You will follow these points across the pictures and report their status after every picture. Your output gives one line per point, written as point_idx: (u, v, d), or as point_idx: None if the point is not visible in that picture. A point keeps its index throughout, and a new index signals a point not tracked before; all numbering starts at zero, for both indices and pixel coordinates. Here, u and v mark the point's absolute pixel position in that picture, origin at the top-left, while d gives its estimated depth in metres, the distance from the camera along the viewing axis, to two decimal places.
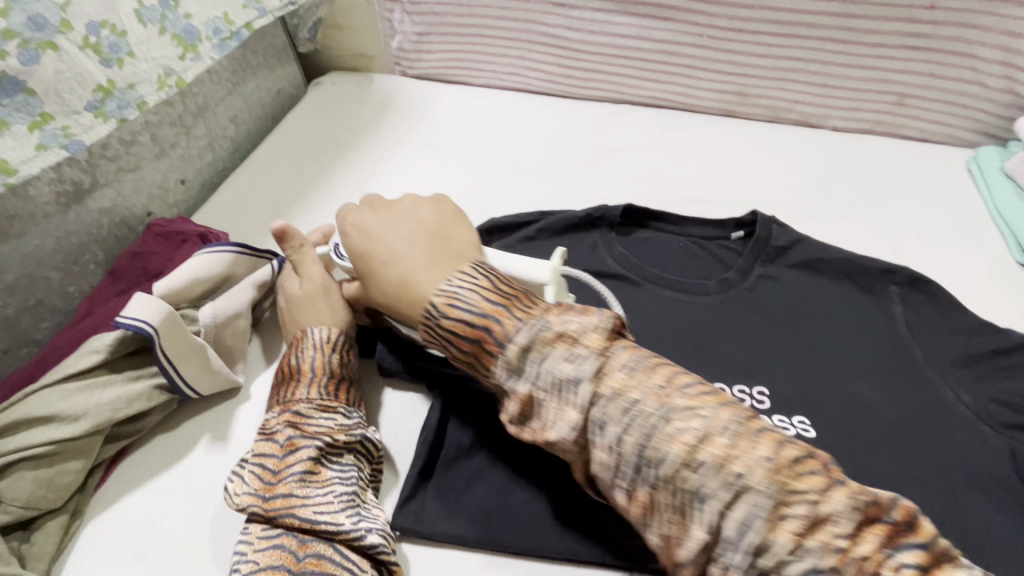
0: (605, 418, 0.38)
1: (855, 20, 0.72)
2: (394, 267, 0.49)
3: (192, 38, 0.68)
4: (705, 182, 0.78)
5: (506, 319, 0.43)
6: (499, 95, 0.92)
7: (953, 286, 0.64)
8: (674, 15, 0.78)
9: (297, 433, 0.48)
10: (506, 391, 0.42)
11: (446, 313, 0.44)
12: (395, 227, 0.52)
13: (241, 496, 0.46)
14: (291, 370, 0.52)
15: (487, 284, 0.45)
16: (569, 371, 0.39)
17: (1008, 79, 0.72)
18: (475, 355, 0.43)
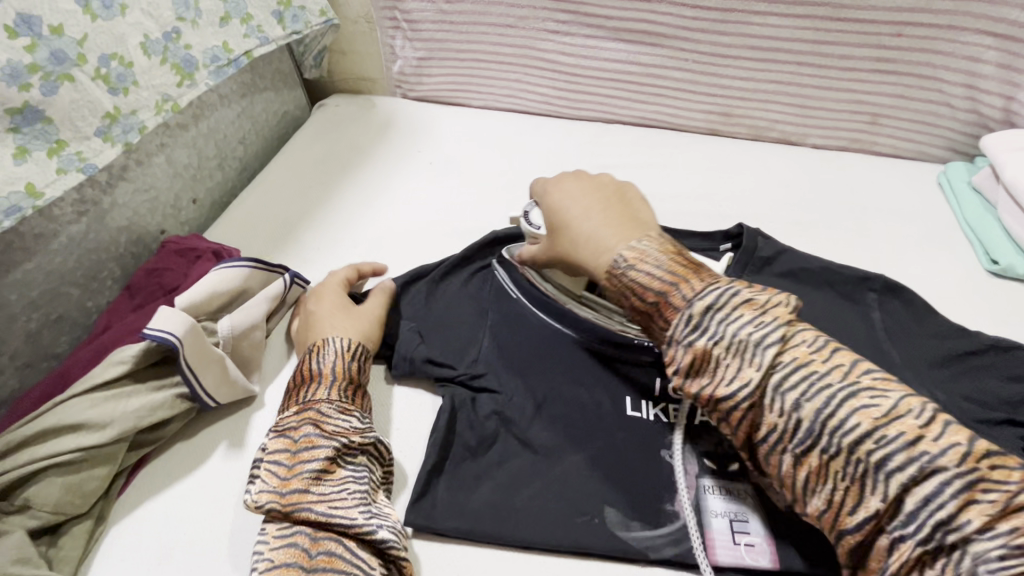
0: (712, 337, 0.44)
1: (829, 46, 0.77)
2: (582, 226, 0.55)
3: (189, 67, 0.71)
4: (694, 197, 0.82)
5: (690, 283, 0.48)
6: (497, 116, 0.97)
7: (927, 292, 0.69)
8: (661, 42, 0.82)
9: (316, 431, 0.51)
10: (677, 345, 0.46)
11: (635, 265, 0.50)
12: (583, 194, 0.58)
13: (259, 493, 0.48)
14: (306, 374, 0.55)
15: (672, 250, 0.51)
16: (752, 335, 0.43)
17: (972, 99, 0.77)
18: (658, 305, 0.48)
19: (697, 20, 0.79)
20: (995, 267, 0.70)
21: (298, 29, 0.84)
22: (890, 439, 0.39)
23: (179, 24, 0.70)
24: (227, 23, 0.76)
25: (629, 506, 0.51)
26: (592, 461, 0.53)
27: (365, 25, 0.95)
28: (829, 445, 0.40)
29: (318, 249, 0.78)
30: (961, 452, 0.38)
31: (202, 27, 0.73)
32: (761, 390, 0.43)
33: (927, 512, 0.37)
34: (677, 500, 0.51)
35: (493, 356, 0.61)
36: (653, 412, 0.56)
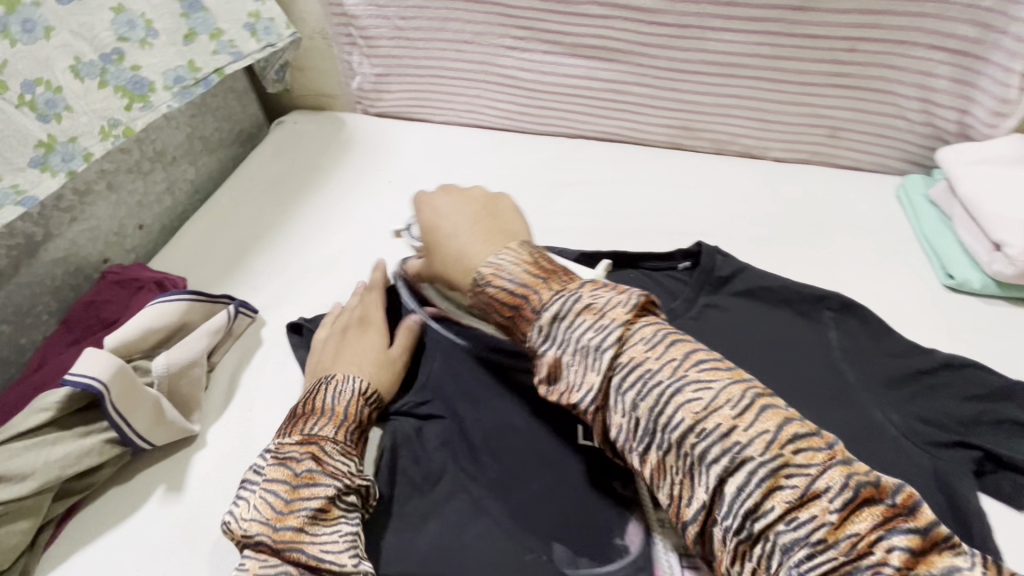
0: (560, 346, 0.44)
1: (784, 61, 0.76)
2: (453, 242, 0.55)
3: (140, 89, 0.69)
4: (655, 214, 0.82)
5: (541, 291, 0.47)
6: (458, 131, 0.95)
7: (884, 309, 0.68)
8: (618, 57, 0.81)
9: (318, 467, 0.49)
10: (535, 354, 0.46)
11: (490, 281, 0.49)
12: (461, 206, 0.57)
13: (248, 523, 0.46)
14: (319, 406, 0.53)
15: (529, 259, 0.50)
16: (593, 341, 0.43)
17: (927, 113, 0.77)
18: (516, 319, 0.48)
19: (652, 36, 0.78)
20: (951, 282, 0.70)
21: (273, 41, 0.79)
22: (711, 433, 0.38)
23: (121, 45, 0.67)
24: (192, 40, 0.73)
25: (578, 542, 0.50)
26: (540, 496, 0.52)
27: (321, 41, 0.93)
28: (664, 442, 0.40)
29: (269, 275, 0.75)
30: (766, 440, 0.37)
31: (158, 47, 0.70)
32: (605, 388, 0.42)
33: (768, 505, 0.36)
34: (628, 534, 0.50)
35: (444, 386, 0.59)
36: None
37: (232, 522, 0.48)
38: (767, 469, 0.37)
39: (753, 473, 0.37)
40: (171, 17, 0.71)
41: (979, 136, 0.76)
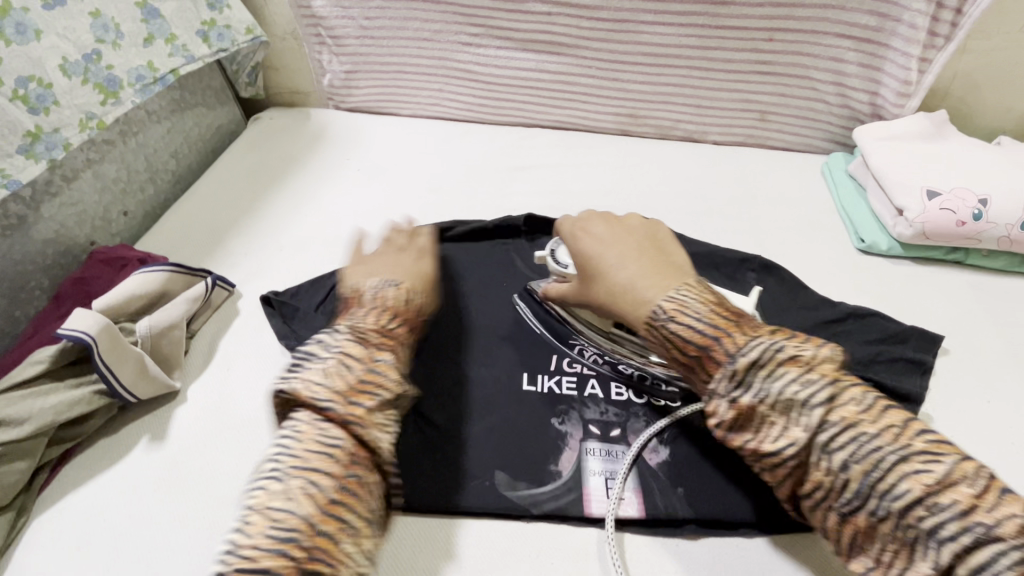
0: (757, 395, 0.47)
1: (712, 51, 0.84)
2: (619, 275, 0.59)
3: (114, 86, 0.75)
4: (602, 192, 0.89)
5: (732, 336, 0.50)
6: (424, 124, 1.02)
7: (803, 270, 0.76)
8: (565, 51, 0.89)
9: (392, 361, 0.54)
10: (720, 399, 0.49)
11: (676, 317, 0.53)
12: (619, 241, 0.63)
13: (320, 387, 0.49)
14: (387, 302, 0.60)
15: (711, 304, 0.53)
16: (800, 394, 0.46)
17: (842, 96, 0.85)
18: (701, 359, 0.51)
19: (593, 30, 0.86)
20: (863, 245, 0.78)
21: (224, 46, 0.89)
22: (842, 426, 0.44)
23: (98, 47, 0.74)
24: (151, 43, 0.80)
25: (517, 469, 0.58)
26: (484, 433, 0.60)
27: (293, 42, 1.00)
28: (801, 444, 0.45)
29: (246, 254, 0.82)
30: (894, 432, 0.44)
31: (124, 48, 0.77)
32: (811, 450, 0.45)
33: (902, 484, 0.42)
34: (560, 461, 0.58)
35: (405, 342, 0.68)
36: (547, 386, 0.64)
37: (288, 392, 0.50)
38: (889, 456, 0.43)
39: (880, 460, 0.43)
40: (133, 21, 0.78)
41: (888, 115, 0.84)
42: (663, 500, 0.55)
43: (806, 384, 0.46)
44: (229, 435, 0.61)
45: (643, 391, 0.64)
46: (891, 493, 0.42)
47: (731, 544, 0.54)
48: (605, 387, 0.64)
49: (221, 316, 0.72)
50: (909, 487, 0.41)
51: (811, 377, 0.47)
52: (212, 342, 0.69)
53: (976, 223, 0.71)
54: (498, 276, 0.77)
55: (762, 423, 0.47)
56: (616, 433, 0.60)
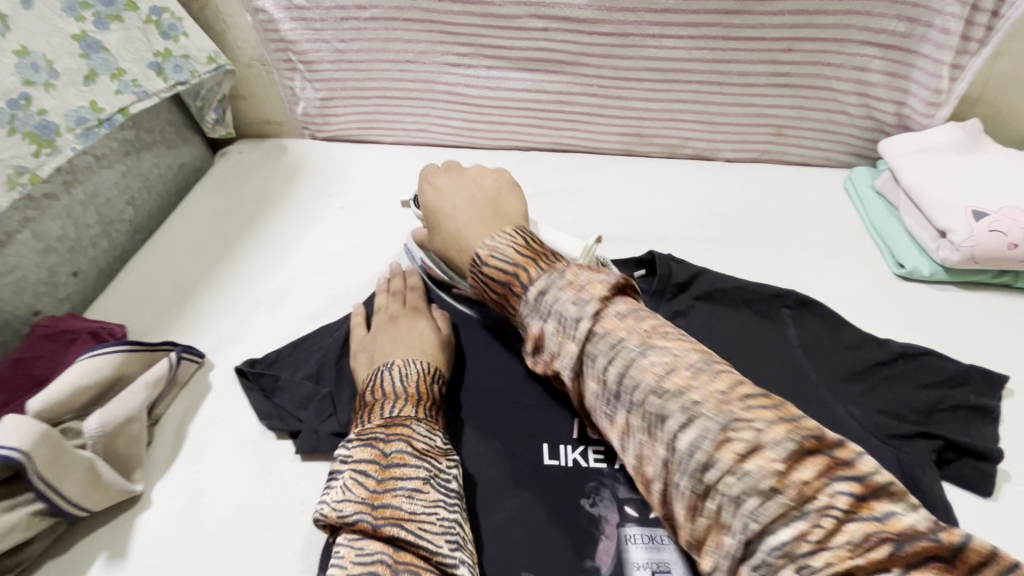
0: (619, 387, 0.42)
1: (725, 64, 0.77)
2: (453, 222, 0.57)
3: (48, 133, 0.66)
4: (610, 222, 0.81)
5: (531, 268, 0.49)
6: (410, 152, 0.94)
7: (839, 304, 0.69)
8: (564, 69, 0.81)
9: (408, 448, 0.50)
10: (525, 326, 0.48)
11: (488, 263, 0.50)
12: (461, 192, 0.58)
13: (343, 503, 0.46)
14: (391, 391, 0.54)
15: (523, 242, 0.51)
16: (574, 313, 0.44)
17: (867, 107, 0.78)
18: (507, 297, 0.49)
19: (594, 46, 0.78)
20: (902, 271, 0.71)
21: (182, 79, 0.79)
22: None
23: (27, 89, 0.64)
24: (94, 80, 0.71)
25: (549, 569, 0.49)
26: (503, 524, 0.51)
27: (261, 69, 0.90)
28: None
29: (217, 314, 0.72)
30: None
31: (60, 89, 0.67)
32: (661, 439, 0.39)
33: None
34: (599, 555, 0.49)
35: None
36: (572, 458, 0.55)
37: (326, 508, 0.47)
38: None
39: None
40: (70, 57, 0.68)
41: (916, 126, 0.77)
42: None
43: None
44: (205, 546, 0.52)
45: None
46: None
47: None
48: None
49: (191, 394, 0.62)
50: None
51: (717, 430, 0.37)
52: (181, 426, 0.60)
53: None
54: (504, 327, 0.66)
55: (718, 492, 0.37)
56: (658, 513, 0.51)
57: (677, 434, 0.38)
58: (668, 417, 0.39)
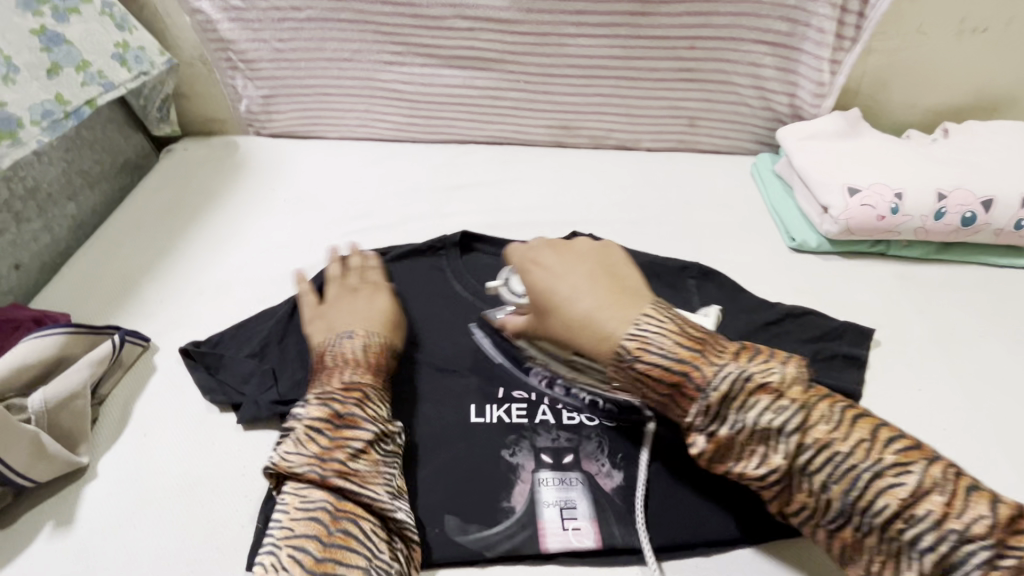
0: (734, 426, 0.47)
1: (636, 61, 0.84)
2: (575, 307, 0.55)
3: (10, 126, 0.68)
4: (540, 207, 0.88)
5: (701, 364, 0.49)
6: (353, 147, 0.98)
7: (739, 274, 0.78)
8: (492, 66, 0.87)
9: (359, 412, 0.55)
10: (697, 434, 0.49)
11: (639, 355, 0.50)
12: (569, 269, 0.58)
13: (294, 456, 0.51)
14: (348, 359, 0.60)
15: (675, 328, 0.51)
16: (562, 283, 0.57)
17: (764, 99, 0.87)
18: (675, 392, 0.50)
19: (518, 45, 0.84)
20: (793, 244, 0.80)
21: (144, 70, 0.82)
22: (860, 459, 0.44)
23: None
24: (56, 74, 0.73)
25: (469, 510, 0.54)
26: (432, 477, 0.57)
27: (202, 68, 0.93)
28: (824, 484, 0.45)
29: (162, 302, 0.75)
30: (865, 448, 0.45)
31: (23, 82, 0.70)
32: (788, 471, 0.46)
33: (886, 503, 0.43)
34: (514, 497, 0.55)
35: None
36: (496, 415, 0.61)
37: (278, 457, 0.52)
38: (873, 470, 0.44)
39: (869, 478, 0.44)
40: (32, 52, 0.72)
41: (807, 115, 0.87)
42: (620, 528, 0.53)
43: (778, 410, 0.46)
44: (149, 510, 0.56)
45: (596, 411, 0.60)
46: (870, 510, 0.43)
47: (688, 566, 0.53)
48: (556, 411, 0.61)
49: (137, 375, 0.66)
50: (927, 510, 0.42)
51: (783, 404, 0.47)
52: (127, 405, 0.63)
53: (895, 216, 0.74)
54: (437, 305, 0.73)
55: (747, 450, 0.47)
56: (570, 459, 0.57)
57: (717, 386, 0.48)
58: (711, 382, 0.48)
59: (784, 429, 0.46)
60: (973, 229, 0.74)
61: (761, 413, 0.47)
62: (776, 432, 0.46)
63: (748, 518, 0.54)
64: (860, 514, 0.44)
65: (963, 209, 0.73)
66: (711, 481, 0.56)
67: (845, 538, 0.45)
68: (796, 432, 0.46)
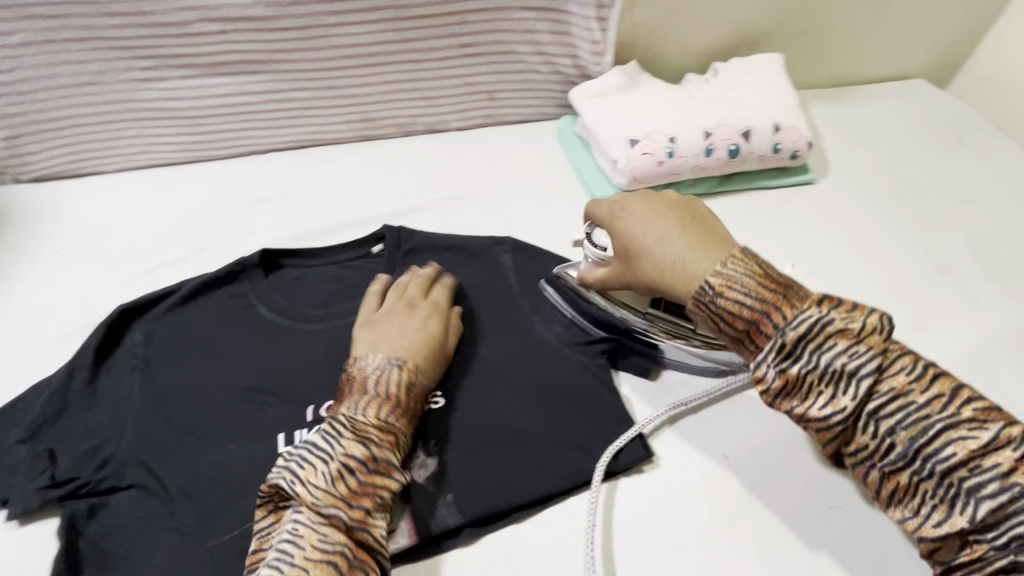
0: (805, 364, 0.48)
1: (414, 42, 0.82)
2: (662, 252, 0.57)
3: None
4: (351, 208, 0.85)
5: (782, 310, 0.49)
6: (137, 177, 0.88)
7: (550, 240, 0.81)
8: (263, 67, 0.81)
9: (393, 460, 0.53)
10: (766, 367, 0.50)
11: (722, 293, 0.52)
12: (658, 218, 0.60)
13: (321, 492, 0.48)
14: (389, 396, 0.56)
15: (758, 271, 0.52)
16: (848, 364, 0.46)
17: (550, 64, 0.89)
18: (749, 331, 0.51)
19: (284, 42, 0.79)
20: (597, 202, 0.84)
21: None
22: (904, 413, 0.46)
23: None
24: None
25: None
26: (235, 522, 0.54)
27: None
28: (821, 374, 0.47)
29: None
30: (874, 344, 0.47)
31: None
32: (844, 404, 0.47)
33: (891, 406, 0.46)
34: None
35: (129, 448, 0.59)
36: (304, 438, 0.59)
37: (299, 488, 0.49)
38: (868, 377, 0.46)
39: (903, 425, 0.46)
40: None
41: (594, 73, 0.89)
42: (433, 514, 0.55)
43: (854, 356, 0.47)
44: None
45: None
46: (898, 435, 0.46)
47: (505, 535, 0.56)
48: None
49: None
50: (940, 420, 0.45)
51: (858, 349, 0.47)
52: None
53: (672, 160, 0.79)
54: (239, 334, 0.68)
55: (808, 386, 0.48)
56: None
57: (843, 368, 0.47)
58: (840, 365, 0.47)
59: (857, 369, 0.46)
60: (740, 159, 0.81)
61: (827, 355, 0.47)
62: (846, 376, 0.47)
63: (555, 476, 0.58)
64: (866, 394, 0.46)
65: (727, 142, 0.79)
66: (519, 454, 0.59)
67: (897, 482, 0.47)
68: (872, 376, 0.46)
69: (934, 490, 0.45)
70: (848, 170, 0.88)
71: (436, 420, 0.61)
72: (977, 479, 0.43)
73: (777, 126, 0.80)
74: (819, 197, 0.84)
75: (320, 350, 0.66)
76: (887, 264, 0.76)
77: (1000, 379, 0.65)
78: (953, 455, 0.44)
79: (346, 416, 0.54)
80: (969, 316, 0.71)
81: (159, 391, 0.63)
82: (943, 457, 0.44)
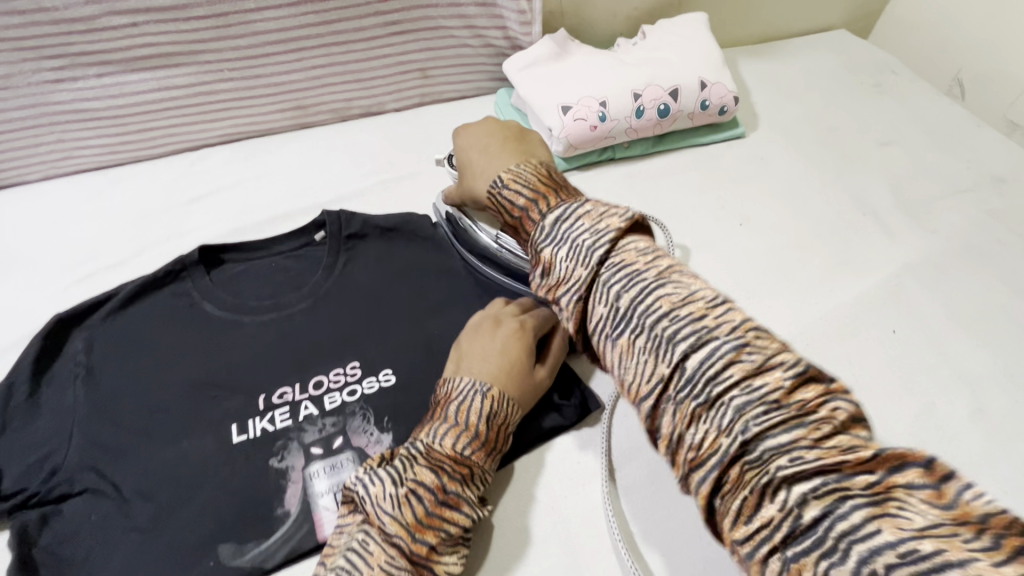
0: (631, 325, 0.40)
1: (337, 23, 0.81)
2: (477, 165, 0.58)
3: None
4: (291, 197, 0.84)
5: (547, 203, 0.49)
6: (64, 184, 0.85)
7: None
8: (183, 60, 0.79)
9: (463, 492, 0.51)
10: (533, 252, 0.47)
11: (508, 185, 0.52)
12: (487, 136, 0.60)
13: (389, 518, 0.48)
14: (473, 423, 0.53)
15: (558, 179, 0.52)
16: (660, 324, 0.39)
17: (480, 37, 0.89)
18: (522, 220, 0.50)
19: (201, 31, 0.77)
20: None
21: None
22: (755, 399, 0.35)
23: None
24: None
25: (238, 532, 0.54)
26: (193, 516, 0.54)
27: None
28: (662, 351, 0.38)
29: None
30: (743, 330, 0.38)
31: None
32: (667, 371, 0.38)
33: (728, 372, 0.36)
34: (287, 500, 0.56)
35: (78, 456, 0.58)
36: (261, 427, 0.60)
37: (370, 504, 0.49)
38: (725, 347, 0.37)
39: (714, 378, 0.36)
40: None
41: (524, 44, 0.90)
42: None
43: (674, 316, 0.39)
44: None
45: (358, 387, 0.63)
46: (719, 387, 0.36)
47: None
48: (319, 401, 0.62)
49: None
50: (770, 385, 0.35)
51: (679, 312, 0.39)
52: None
53: (604, 123, 0.80)
54: (184, 333, 0.67)
55: (613, 332, 0.41)
56: (339, 442, 0.59)
57: (687, 353, 0.37)
58: (678, 341, 0.38)
59: (678, 327, 0.38)
60: (670, 118, 0.83)
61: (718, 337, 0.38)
62: (670, 340, 0.38)
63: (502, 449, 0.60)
64: (712, 377, 0.36)
65: (656, 102, 0.81)
66: None
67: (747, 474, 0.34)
68: (687, 338, 0.38)
69: (771, 510, 0.32)
70: (775, 122, 0.91)
71: (391, 398, 0.62)
72: (780, 437, 0.33)
73: (703, 83, 0.83)
74: (748, 149, 0.88)
75: (269, 343, 0.66)
76: (813, 207, 0.80)
77: (916, 304, 0.70)
78: (807, 467, 0.32)
79: (433, 433, 0.53)
80: (889, 249, 0.75)
81: (105, 398, 0.62)
82: (764, 406, 0.34)
